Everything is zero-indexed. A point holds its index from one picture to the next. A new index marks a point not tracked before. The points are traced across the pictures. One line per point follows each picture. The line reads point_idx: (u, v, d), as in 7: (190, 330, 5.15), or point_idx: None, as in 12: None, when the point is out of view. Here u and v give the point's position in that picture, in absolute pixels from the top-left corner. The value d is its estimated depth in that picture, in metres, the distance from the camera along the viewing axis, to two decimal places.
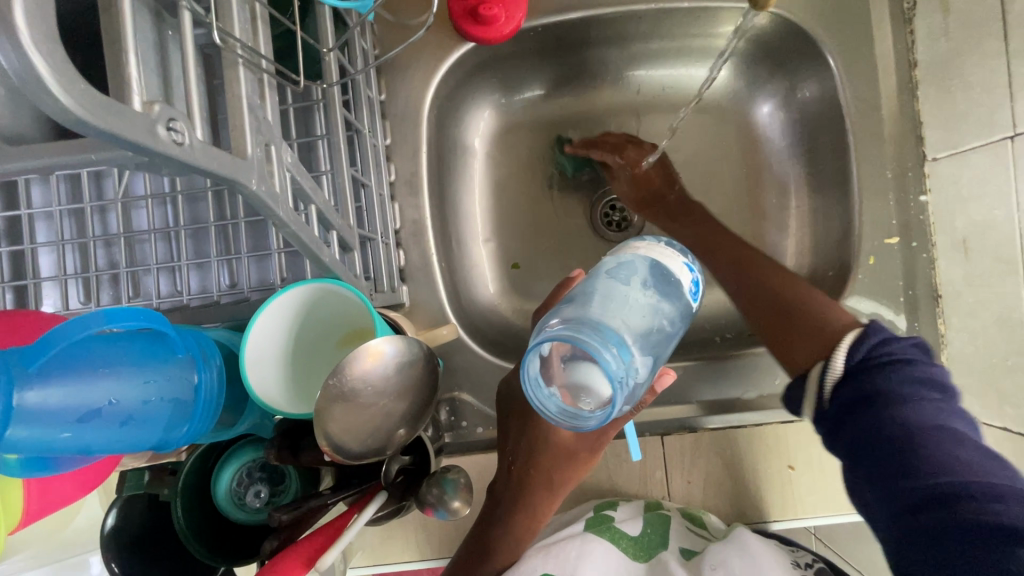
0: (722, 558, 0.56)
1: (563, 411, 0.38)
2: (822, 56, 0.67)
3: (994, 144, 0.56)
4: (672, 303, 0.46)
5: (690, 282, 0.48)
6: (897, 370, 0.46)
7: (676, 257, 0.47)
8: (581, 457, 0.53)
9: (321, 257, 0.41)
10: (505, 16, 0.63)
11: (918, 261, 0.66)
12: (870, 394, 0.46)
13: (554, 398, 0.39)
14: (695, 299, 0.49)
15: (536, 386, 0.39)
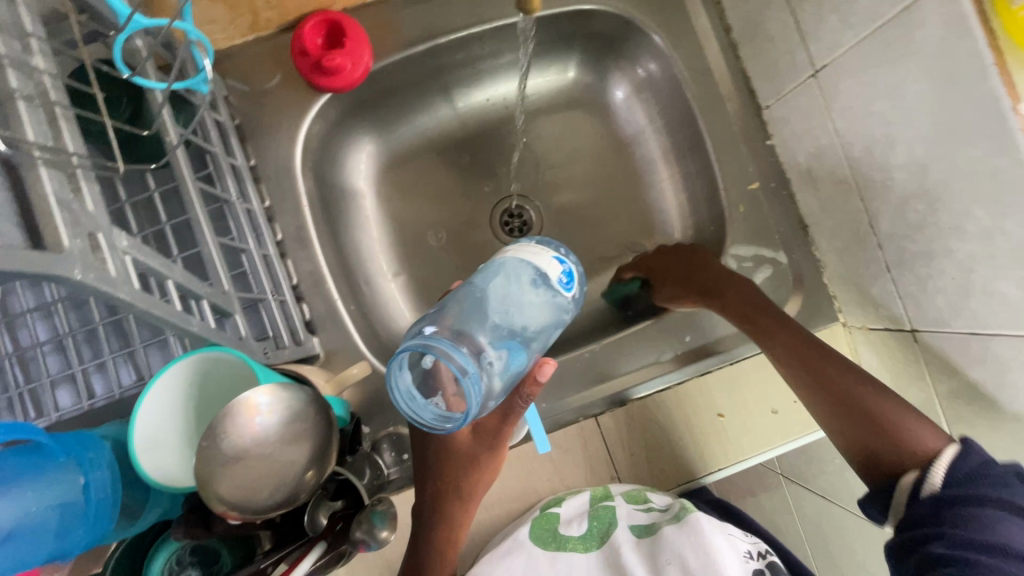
0: (678, 550, 0.61)
1: (434, 419, 0.44)
2: (651, 38, 0.73)
3: (804, 83, 0.62)
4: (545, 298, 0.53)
5: (562, 274, 0.53)
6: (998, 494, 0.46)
7: (550, 260, 0.52)
8: (484, 461, 0.55)
9: (192, 328, 0.42)
10: (352, 63, 0.66)
11: (781, 199, 0.72)
12: (953, 501, 0.47)
13: (425, 409, 0.45)
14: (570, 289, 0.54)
15: (411, 401, 0.45)
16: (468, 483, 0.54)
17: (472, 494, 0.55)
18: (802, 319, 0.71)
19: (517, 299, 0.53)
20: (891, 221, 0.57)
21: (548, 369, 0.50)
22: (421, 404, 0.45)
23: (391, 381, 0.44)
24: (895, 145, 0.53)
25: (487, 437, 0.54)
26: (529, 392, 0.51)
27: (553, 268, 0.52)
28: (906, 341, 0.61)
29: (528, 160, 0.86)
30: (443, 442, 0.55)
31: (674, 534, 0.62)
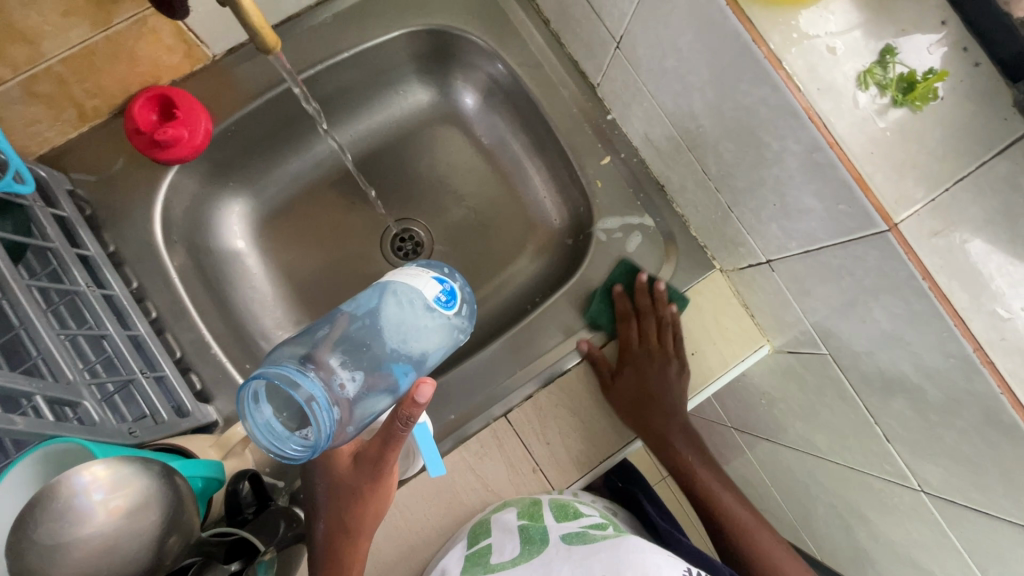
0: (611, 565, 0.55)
1: (293, 450, 0.45)
2: (479, 44, 0.77)
3: (613, 55, 0.65)
4: (426, 318, 0.57)
5: (441, 291, 0.56)
6: None
7: (430, 281, 0.55)
8: (366, 489, 0.57)
9: (16, 425, 0.42)
10: (189, 130, 0.67)
11: (635, 167, 0.74)
12: None
13: (286, 440, 0.46)
14: (451, 305, 0.57)
15: (271, 434, 0.46)
16: (357, 514, 0.57)
17: (362, 527, 0.57)
18: (682, 275, 0.73)
19: (406, 325, 0.57)
20: (716, 165, 0.60)
21: (428, 391, 0.48)
22: (282, 438, 0.46)
23: (247, 416, 0.45)
24: (693, 95, 0.56)
25: (365, 466, 0.56)
26: (407, 413, 0.50)
27: (433, 290, 0.55)
28: (766, 272, 0.64)
29: (405, 185, 0.88)
30: (330, 480, 0.58)
31: (608, 550, 0.58)
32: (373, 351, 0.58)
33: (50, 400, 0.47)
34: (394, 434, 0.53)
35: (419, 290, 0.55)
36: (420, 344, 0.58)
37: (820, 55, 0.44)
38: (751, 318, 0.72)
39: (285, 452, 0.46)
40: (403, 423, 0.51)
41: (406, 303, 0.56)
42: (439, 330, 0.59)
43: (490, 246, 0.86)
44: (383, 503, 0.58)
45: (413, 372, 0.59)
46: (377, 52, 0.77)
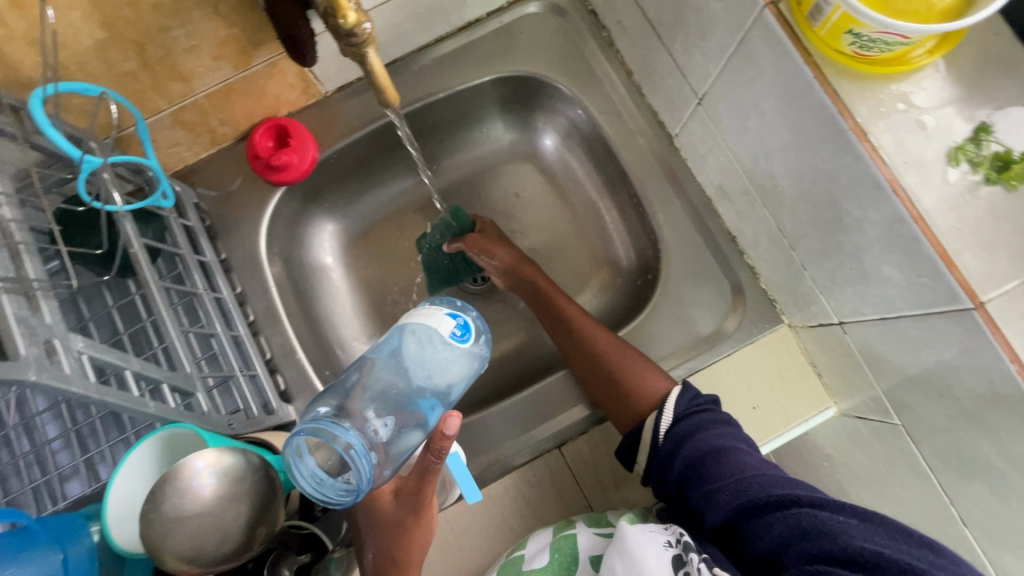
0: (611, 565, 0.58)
1: (337, 494, 0.48)
2: (565, 91, 0.81)
3: (694, 110, 0.68)
4: (443, 353, 0.60)
5: (455, 326, 0.59)
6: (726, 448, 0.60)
7: (443, 317, 0.59)
8: (409, 522, 0.57)
9: (147, 409, 0.48)
10: (299, 157, 0.76)
11: (705, 215, 0.76)
12: (715, 449, 0.60)
13: (330, 486, 0.48)
14: (467, 338, 0.60)
15: (313, 484, 0.48)
16: (405, 545, 0.57)
17: (411, 560, 0.57)
18: (747, 327, 0.73)
19: (429, 363, 0.60)
20: (791, 223, 0.60)
21: (455, 422, 0.51)
22: (327, 482, 0.48)
23: (293, 468, 0.47)
24: (773, 154, 0.57)
25: (406, 499, 0.57)
26: (438, 446, 0.52)
27: (449, 326, 0.58)
28: (837, 333, 0.63)
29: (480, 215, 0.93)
30: (369, 513, 0.58)
31: (610, 555, 0.59)
32: (402, 390, 0.60)
33: (171, 388, 0.54)
34: (430, 464, 0.54)
35: (435, 328, 0.59)
36: (444, 380, 0.61)
37: (909, 129, 0.45)
38: (817, 377, 0.71)
39: (329, 498, 0.48)
40: (435, 453, 0.53)
41: (423, 340, 0.60)
42: (460, 364, 0.61)
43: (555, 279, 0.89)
44: (429, 533, 0.58)
45: (440, 406, 0.61)
46: (467, 93, 0.83)
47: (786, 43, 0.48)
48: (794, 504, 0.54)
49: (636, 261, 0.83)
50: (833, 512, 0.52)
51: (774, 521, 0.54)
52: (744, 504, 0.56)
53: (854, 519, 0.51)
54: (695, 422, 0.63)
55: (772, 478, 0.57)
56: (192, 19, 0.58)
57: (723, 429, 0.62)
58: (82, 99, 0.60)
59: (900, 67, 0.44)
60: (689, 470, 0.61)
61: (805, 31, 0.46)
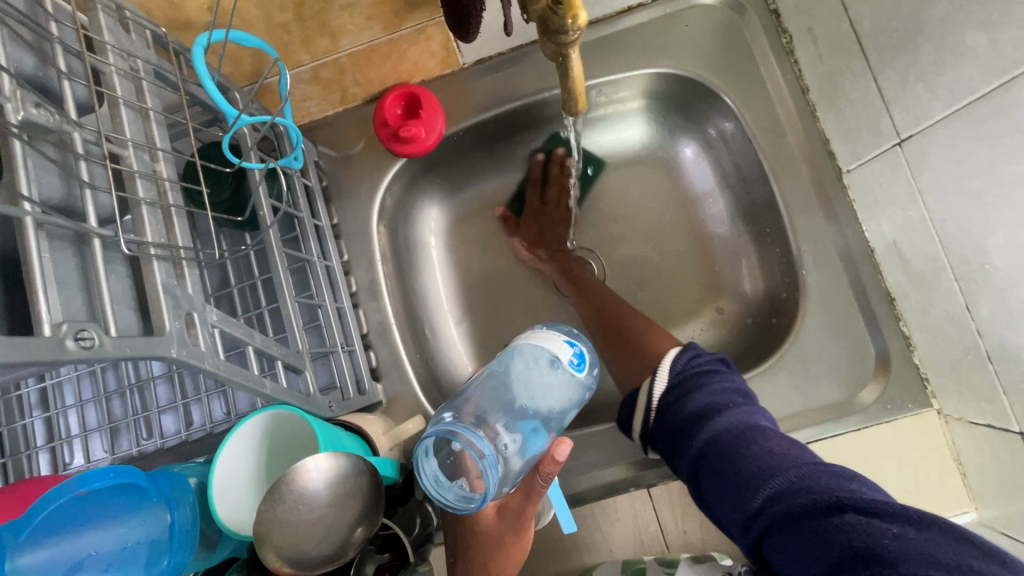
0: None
1: (456, 499, 0.45)
2: (722, 98, 0.72)
3: (888, 150, 0.58)
4: (556, 377, 0.55)
5: (573, 355, 0.53)
6: (722, 431, 0.53)
7: (561, 343, 0.53)
8: (508, 539, 0.53)
9: (265, 389, 0.47)
10: (426, 131, 0.71)
11: (864, 267, 0.66)
12: (746, 429, 0.52)
13: (450, 488, 0.46)
14: (583, 371, 0.53)
15: (434, 484, 0.46)
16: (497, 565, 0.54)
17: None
18: (887, 404, 0.64)
19: (535, 385, 0.55)
20: (992, 307, 0.51)
21: (565, 449, 0.48)
22: (447, 485, 0.46)
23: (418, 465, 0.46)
24: (995, 225, 0.48)
25: (509, 519, 0.53)
26: (547, 469, 0.49)
27: (567, 352, 0.52)
28: (1013, 443, 0.53)
29: (596, 217, 0.86)
30: (467, 522, 0.55)
31: None
32: (509, 407, 0.55)
33: (283, 365, 0.53)
34: (536, 488, 0.51)
35: (551, 351, 0.53)
36: (558, 405, 0.56)
37: None
38: (960, 477, 0.61)
39: (447, 502, 0.46)
40: (543, 479, 0.50)
41: (536, 360, 0.54)
42: (566, 391, 0.56)
43: (662, 299, 0.82)
44: (524, 551, 0.55)
45: (544, 432, 0.54)
46: (611, 86, 0.76)
47: None
48: (832, 509, 0.41)
49: (764, 299, 0.75)
50: (890, 520, 0.39)
51: (812, 522, 0.41)
52: (778, 501, 0.45)
53: (906, 526, 0.38)
54: (716, 399, 0.56)
55: (806, 470, 0.46)
56: None
57: (736, 404, 0.56)
58: (252, 51, 0.60)
59: None
60: (710, 452, 0.52)
61: None
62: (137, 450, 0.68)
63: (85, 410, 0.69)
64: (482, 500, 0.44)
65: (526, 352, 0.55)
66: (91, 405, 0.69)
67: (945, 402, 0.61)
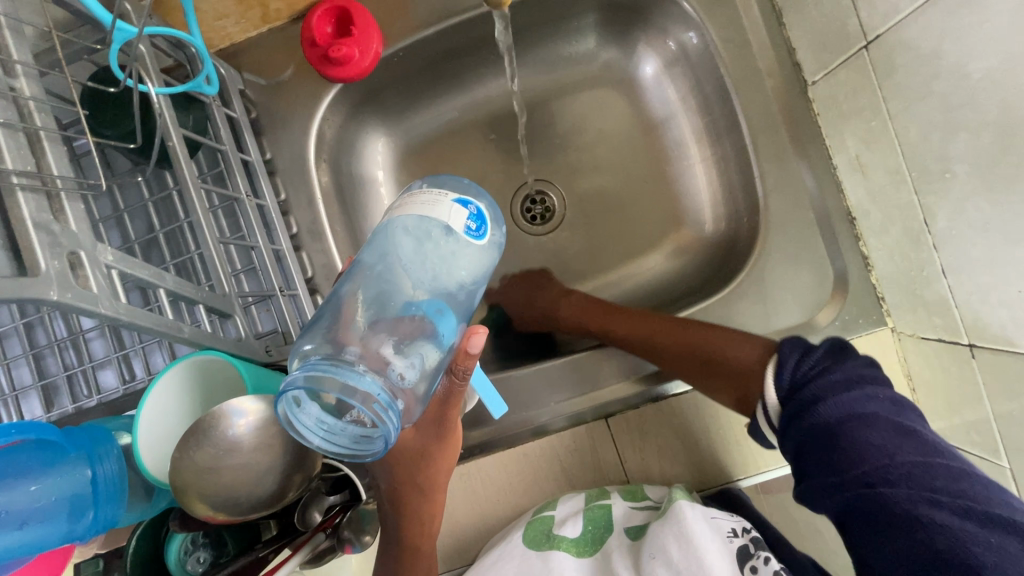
0: (662, 544, 0.53)
1: (353, 444, 0.40)
2: (683, 5, 0.67)
3: (853, 56, 0.54)
4: (447, 250, 0.46)
5: (466, 219, 0.44)
6: (848, 400, 0.49)
7: (451, 208, 0.44)
8: (433, 448, 0.51)
9: (184, 334, 0.44)
10: (360, 51, 0.65)
11: (825, 186, 0.64)
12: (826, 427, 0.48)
13: (342, 431, 0.40)
14: (480, 235, 0.46)
15: (320, 433, 0.39)
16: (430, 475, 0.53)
17: (436, 485, 0.54)
18: (842, 324, 0.63)
19: (431, 263, 0.46)
20: (949, 220, 0.49)
21: (479, 340, 0.43)
22: (338, 426, 0.40)
23: (293, 420, 0.38)
24: (956, 131, 0.46)
25: (430, 427, 0.51)
26: (463, 366, 0.45)
27: (460, 219, 0.44)
28: (961, 357, 0.53)
29: (554, 145, 0.81)
30: None
31: (656, 530, 0.54)
32: (399, 295, 0.47)
33: (208, 309, 0.49)
34: (455, 392, 0.48)
35: (441, 219, 0.44)
36: (463, 278, 0.48)
37: None
38: (910, 393, 0.62)
39: (342, 447, 0.39)
40: (461, 377, 0.47)
41: (423, 234, 0.46)
42: (470, 261, 0.48)
43: (623, 230, 0.79)
44: (454, 458, 0.54)
45: (452, 313, 0.48)
46: None
47: None
48: (928, 505, 0.43)
49: (725, 225, 0.73)
50: (976, 523, 0.42)
51: (879, 519, 0.45)
52: (862, 502, 0.46)
53: (1003, 534, 0.41)
54: (823, 384, 0.50)
55: (901, 466, 0.45)
56: None
57: (856, 394, 0.49)
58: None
59: None
60: (808, 439, 0.49)
61: None
62: (75, 407, 0.65)
63: (13, 370, 0.65)
64: (384, 445, 0.39)
65: (409, 227, 0.46)
66: (19, 364, 0.65)
67: (899, 320, 0.61)
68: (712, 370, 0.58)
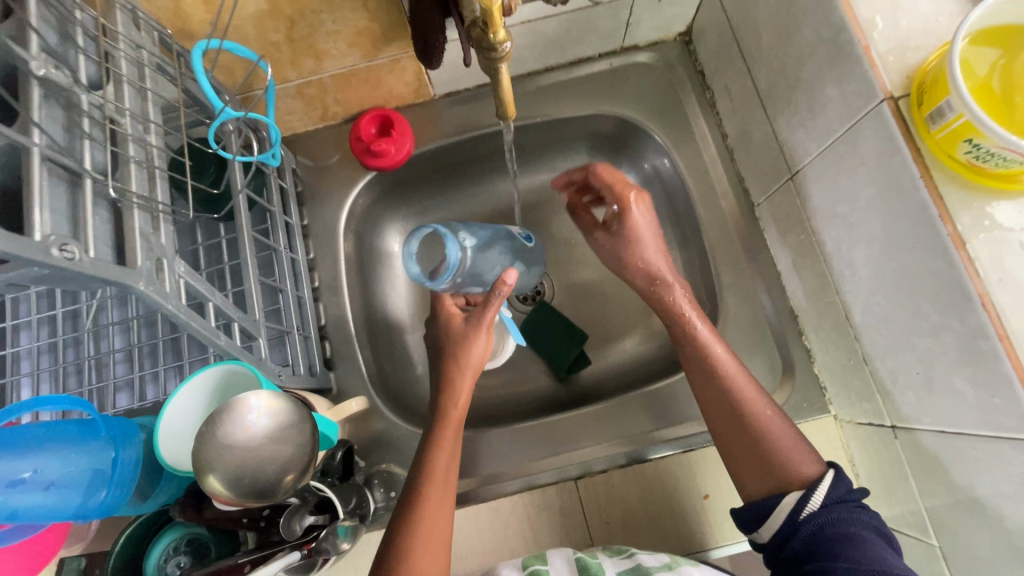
0: None
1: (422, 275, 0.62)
2: (656, 138, 0.84)
3: (784, 185, 0.69)
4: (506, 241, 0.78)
5: (525, 236, 0.80)
6: (866, 521, 0.51)
7: (520, 229, 0.80)
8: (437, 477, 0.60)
9: (219, 343, 0.52)
10: (395, 148, 0.81)
11: (771, 287, 0.75)
12: (841, 533, 0.50)
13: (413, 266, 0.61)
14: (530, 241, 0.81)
15: (410, 261, 0.61)
16: (439, 465, 0.61)
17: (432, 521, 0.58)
18: (790, 408, 0.70)
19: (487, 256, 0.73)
20: (862, 314, 0.59)
21: (513, 274, 0.62)
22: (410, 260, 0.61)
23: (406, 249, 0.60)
24: (857, 244, 0.57)
25: (472, 322, 0.66)
26: (498, 289, 0.63)
27: (521, 232, 0.80)
28: (887, 438, 0.60)
29: (547, 238, 0.94)
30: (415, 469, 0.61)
31: None
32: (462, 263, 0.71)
33: (239, 330, 0.58)
34: (489, 307, 0.65)
35: (511, 231, 0.78)
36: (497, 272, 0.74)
37: (1010, 248, 0.44)
38: (854, 479, 0.67)
39: (413, 274, 0.61)
40: (495, 301, 0.64)
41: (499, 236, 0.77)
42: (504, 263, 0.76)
43: (602, 315, 0.89)
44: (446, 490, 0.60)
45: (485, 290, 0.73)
46: (561, 124, 0.86)
47: (897, 139, 0.49)
48: None
49: None
50: None
51: None
52: None
53: None
54: (849, 510, 0.52)
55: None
56: (342, 7, 0.63)
57: (872, 524, 0.51)
58: (245, 62, 0.66)
59: (1015, 185, 0.45)
60: (817, 542, 0.51)
61: (921, 133, 0.47)
62: None
63: (41, 382, 0.71)
64: (449, 267, 0.62)
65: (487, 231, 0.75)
66: (47, 377, 0.72)
67: (838, 406, 0.68)
68: (761, 467, 0.57)
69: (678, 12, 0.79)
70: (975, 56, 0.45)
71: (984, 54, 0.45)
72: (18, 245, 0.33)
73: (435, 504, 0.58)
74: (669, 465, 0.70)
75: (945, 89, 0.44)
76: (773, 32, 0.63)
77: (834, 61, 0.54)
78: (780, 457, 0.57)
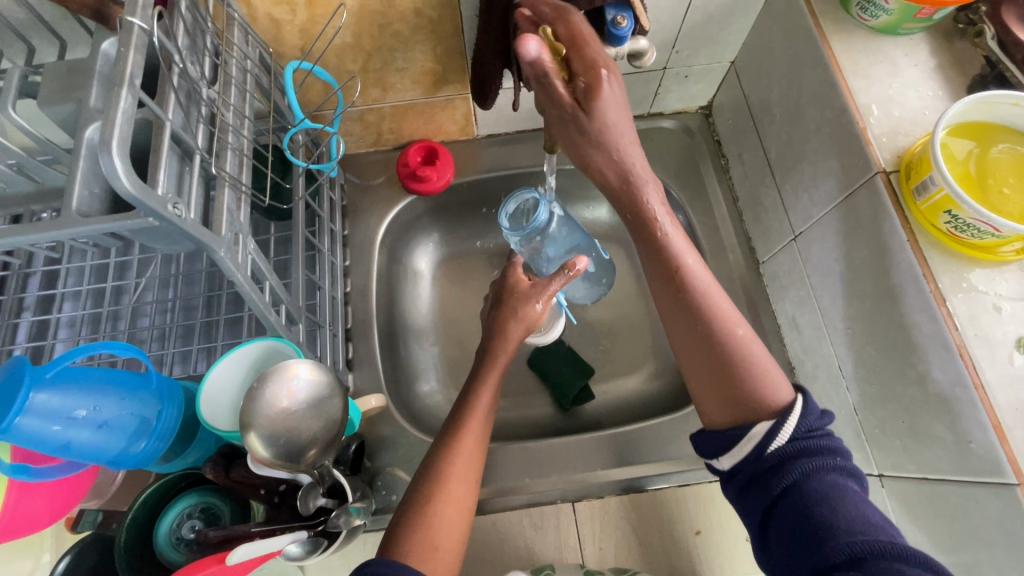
0: None
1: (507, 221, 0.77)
2: (674, 195, 0.92)
3: (788, 244, 0.76)
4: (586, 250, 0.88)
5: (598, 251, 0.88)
6: (834, 461, 0.50)
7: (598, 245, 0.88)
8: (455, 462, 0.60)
9: (269, 320, 0.56)
10: (437, 175, 0.89)
11: (771, 339, 0.80)
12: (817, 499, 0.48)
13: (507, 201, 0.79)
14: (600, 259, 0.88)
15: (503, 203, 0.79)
16: (464, 451, 0.61)
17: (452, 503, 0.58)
18: None
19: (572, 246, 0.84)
20: (854, 366, 0.64)
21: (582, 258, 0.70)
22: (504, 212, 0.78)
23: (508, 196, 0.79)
24: (852, 299, 0.63)
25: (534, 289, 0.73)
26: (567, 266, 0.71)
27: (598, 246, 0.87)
28: (874, 486, 0.64)
29: None
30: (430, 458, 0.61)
31: None
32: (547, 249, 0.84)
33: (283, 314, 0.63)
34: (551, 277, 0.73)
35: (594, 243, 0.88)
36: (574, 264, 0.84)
37: (984, 309, 0.51)
38: None
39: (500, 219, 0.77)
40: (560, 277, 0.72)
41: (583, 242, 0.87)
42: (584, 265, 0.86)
43: (609, 352, 0.94)
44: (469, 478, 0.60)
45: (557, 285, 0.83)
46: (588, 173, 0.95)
47: (890, 208, 0.56)
48: None
49: None
50: None
51: None
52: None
53: None
54: (820, 458, 0.50)
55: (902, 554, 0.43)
56: (414, 48, 0.73)
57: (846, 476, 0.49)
58: (321, 85, 0.76)
59: (988, 255, 0.52)
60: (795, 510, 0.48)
61: (910, 204, 0.55)
62: None
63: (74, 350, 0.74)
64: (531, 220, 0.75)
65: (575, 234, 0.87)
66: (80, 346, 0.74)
67: None
68: (723, 381, 0.54)
69: (700, 88, 0.90)
70: (954, 144, 0.53)
71: (963, 144, 0.54)
72: (147, 196, 0.39)
73: (454, 492, 0.59)
74: (664, 497, 0.73)
75: (930, 167, 0.51)
76: (784, 110, 0.72)
77: (835, 138, 0.63)
78: (746, 374, 0.53)
